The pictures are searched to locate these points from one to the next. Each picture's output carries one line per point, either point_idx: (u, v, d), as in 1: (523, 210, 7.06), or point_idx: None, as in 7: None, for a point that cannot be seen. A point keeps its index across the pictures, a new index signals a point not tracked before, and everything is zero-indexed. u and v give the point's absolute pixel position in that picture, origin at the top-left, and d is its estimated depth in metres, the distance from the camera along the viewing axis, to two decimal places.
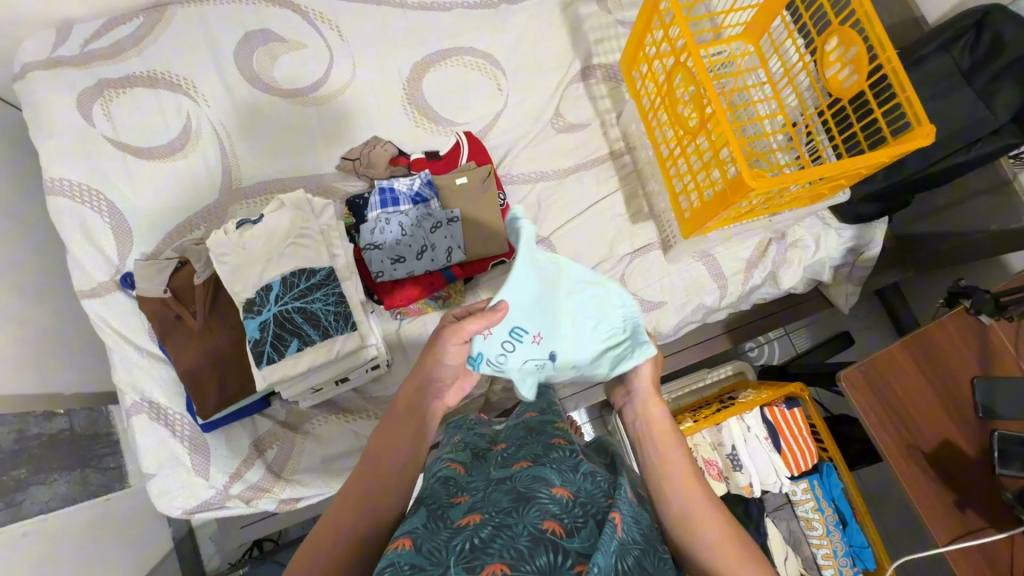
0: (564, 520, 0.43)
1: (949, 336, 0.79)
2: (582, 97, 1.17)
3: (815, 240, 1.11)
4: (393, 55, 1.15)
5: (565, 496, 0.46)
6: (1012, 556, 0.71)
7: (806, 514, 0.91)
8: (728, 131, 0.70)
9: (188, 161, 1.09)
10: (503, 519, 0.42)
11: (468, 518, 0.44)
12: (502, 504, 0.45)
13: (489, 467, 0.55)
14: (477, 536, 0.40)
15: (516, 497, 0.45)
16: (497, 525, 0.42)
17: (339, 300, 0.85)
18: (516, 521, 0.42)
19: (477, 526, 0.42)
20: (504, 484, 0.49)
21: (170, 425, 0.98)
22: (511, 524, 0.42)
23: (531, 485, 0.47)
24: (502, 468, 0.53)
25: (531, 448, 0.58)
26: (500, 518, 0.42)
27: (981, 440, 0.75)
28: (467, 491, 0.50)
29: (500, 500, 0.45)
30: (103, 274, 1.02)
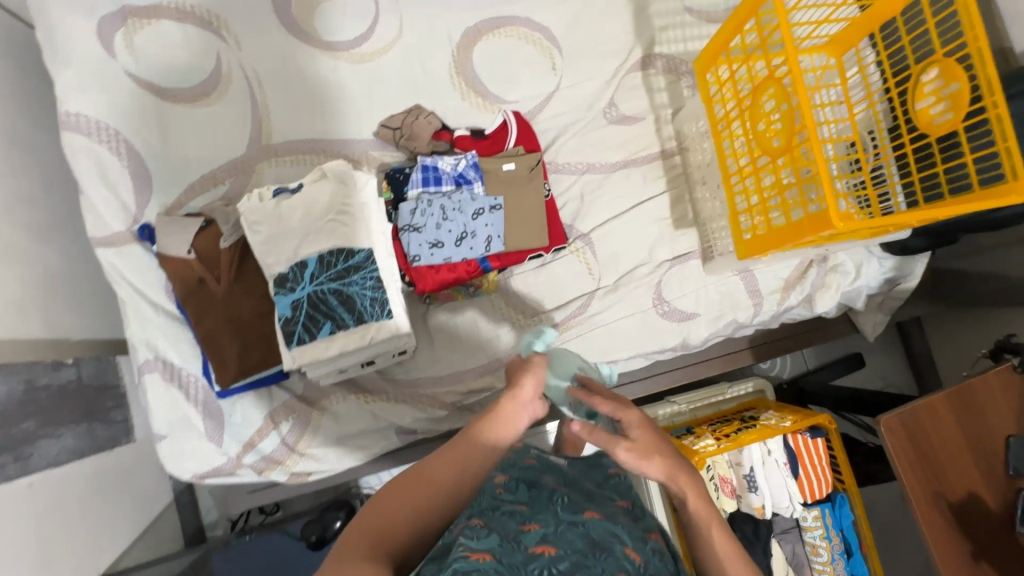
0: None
1: (990, 391, 0.79)
2: (639, 87, 1.10)
3: (857, 267, 1.09)
4: (443, 16, 1.07)
5: (635, 559, 0.52)
6: None
7: (813, 540, 0.93)
8: (821, 163, 0.67)
9: (216, 108, 1.01)
10: (581, 560, 0.48)
11: (542, 548, 0.50)
12: (578, 546, 0.51)
13: (555, 506, 0.59)
14: (559, 570, 0.46)
15: (592, 545, 0.51)
16: (578, 566, 0.47)
17: (377, 284, 0.81)
18: (594, 565, 0.48)
19: (555, 559, 0.48)
20: (576, 527, 0.54)
21: (184, 388, 0.95)
22: (588, 566, 0.48)
23: (608, 540, 0.53)
24: (571, 511, 0.58)
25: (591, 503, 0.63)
26: (579, 558, 0.48)
27: (1005, 498, 0.77)
28: (537, 521, 0.55)
29: (576, 543, 0.51)
30: (120, 223, 0.96)
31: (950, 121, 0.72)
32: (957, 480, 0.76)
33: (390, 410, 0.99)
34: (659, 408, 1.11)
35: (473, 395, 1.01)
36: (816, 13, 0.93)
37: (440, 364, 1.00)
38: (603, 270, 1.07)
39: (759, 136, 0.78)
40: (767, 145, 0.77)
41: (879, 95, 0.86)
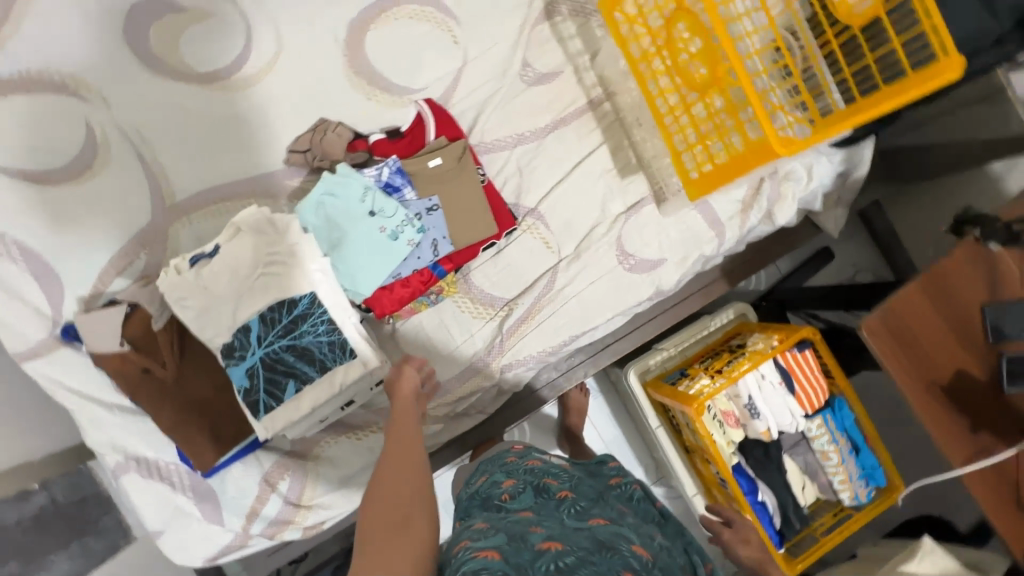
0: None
1: (960, 269, 0.79)
2: (549, 40, 1.03)
3: (807, 171, 1.07)
4: (322, 15, 0.97)
5: (643, 556, 0.51)
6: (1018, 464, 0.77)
7: (822, 447, 0.95)
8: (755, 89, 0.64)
9: (104, 179, 0.91)
10: (587, 556, 0.47)
11: (547, 544, 0.49)
12: (583, 544, 0.50)
13: (561, 514, 0.57)
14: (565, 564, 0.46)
15: (599, 544, 0.50)
16: (584, 562, 0.46)
17: (330, 327, 0.76)
18: (600, 560, 0.47)
19: (561, 554, 0.47)
20: (582, 530, 0.53)
21: (167, 479, 0.90)
22: (594, 562, 0.47)
23: (614, 539, 0.52)
24: (577, 517, 0.56)
25: (600, 507, 0.62)
26: (584, 553, 0.48)
27: (990, 362, 0.79)
28: (540, 523, 0.54)
29: (581, 542, 0.50)
30: (40, 331, 0.87)
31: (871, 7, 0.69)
32: (942, 361, 0.78)
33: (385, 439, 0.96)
34: (648, 360, 1.11)
35: (463, 402, 0.98)
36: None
37: None
38: (560, 241, 1.03)
39: (682, 74, 0.78)
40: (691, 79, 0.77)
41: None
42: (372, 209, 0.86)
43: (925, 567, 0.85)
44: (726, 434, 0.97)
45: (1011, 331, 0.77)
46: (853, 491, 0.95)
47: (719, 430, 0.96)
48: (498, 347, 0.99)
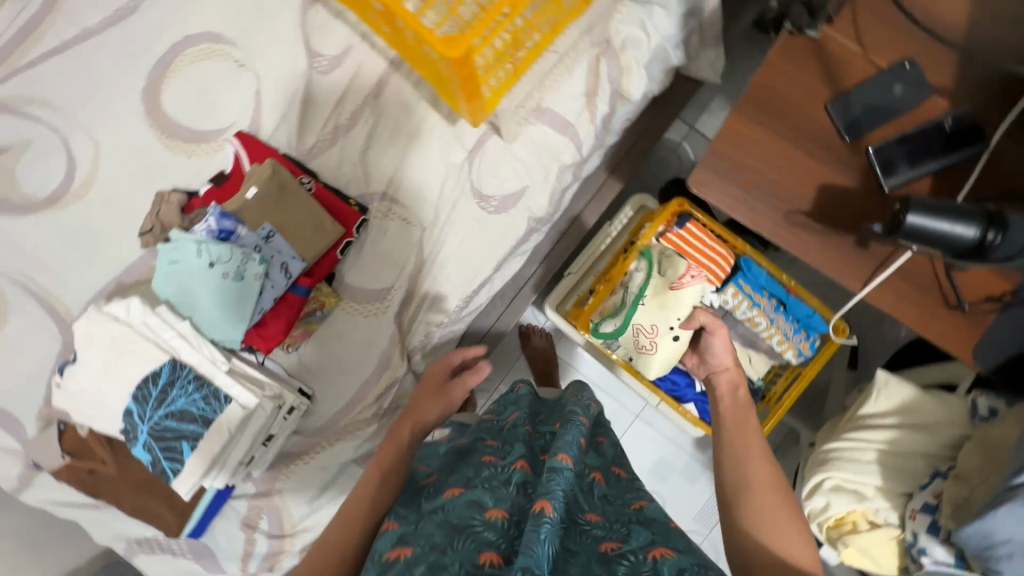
0: (499, 546, 0.48)
1: (786, 74, 0.67)
2: (328, 17, 0.99)
3: (643, 29, 0.95)
4: (119, 97, 1.00)
5: (498, 517, 0.52)
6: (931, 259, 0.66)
7: (746, 315, 0.87)
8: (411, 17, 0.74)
9: (12, 322, 1.01)
10: (437, 559, 0.48)
11: (400, 554, 0.53)
12: (435, 540, 0.51)
13: (423, 503, 0.62)
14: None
15: (450, 535, 0.51)
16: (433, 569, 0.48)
17: (199, 382, 0.82)
18: (449, 557, 0.48)
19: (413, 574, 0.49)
20: (437, 516, 0.56)
21: (168, 548, 1.01)
22: (445, 565, 0.47)
23: (467, 516, 0.53)
24: (433, 500, 0.60)
25: (466, 471, 0.63)
26: (433, 558, 0.49)
27: (858, 164, 0.67)
28: (398, 520, 0.60)
29: (435, 535, 0.52)
30: (15, 466, 1.00)
31: None
32: (799, 185, 0.68)
33: (335, 453, 1.02)
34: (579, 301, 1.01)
35: (386, 396, 1.01)
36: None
37: (339, 391, 1.00)
38: (418, 211, 1.00)
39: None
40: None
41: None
42: (212, 261, 0.89)
43: (884, 403, 0.76)
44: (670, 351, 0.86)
45: (864, 120, 0.66)
46: (797, 347, 0.86)
47: (670, 341, 0.85)
48: (397, 336, 1.00)
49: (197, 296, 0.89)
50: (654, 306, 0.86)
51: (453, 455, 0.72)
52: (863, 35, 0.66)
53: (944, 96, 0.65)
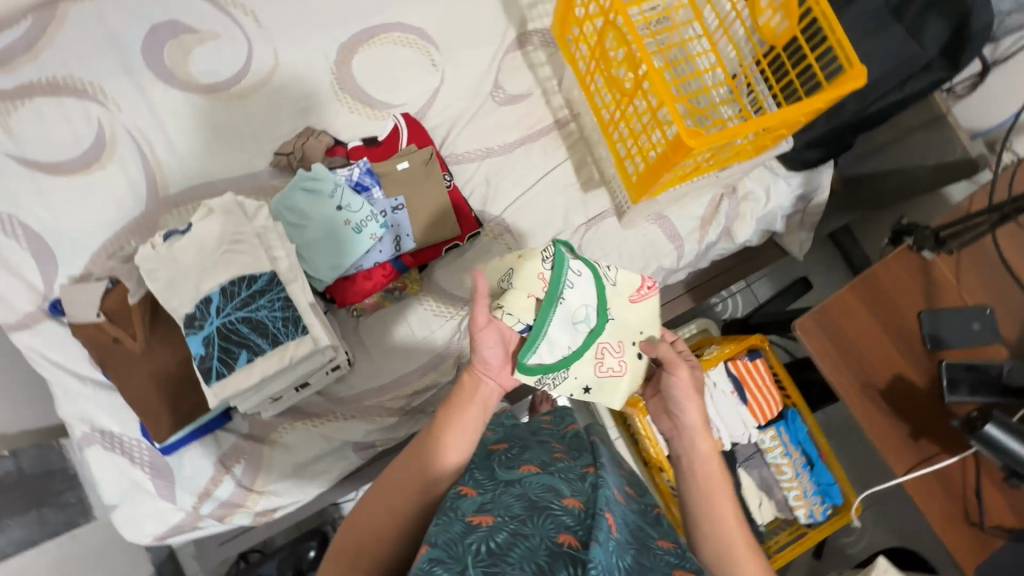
0: (577, 530, 0.48)
1: (896, 277, 0.80)
2: (521, 66, 1.14)
3: (765, 191, 1.11)
4: (317, 37, 1.09)
5: (576, 508, 0.52)
6: (966, 475, 0.76)
7: (775, 460, 0.94)
8: (663, 90, 0.71)
9: (106, 172, 1.01)
10: (519, 528, 0.48)
11: (480, 519, 0.51)
12: (515, 511, 0.51)
13: (495, 468, 0.64)
14: (494, 538, 0.47)
15: (530, 510, 0.51)
16: (516, 536, 0.47)
17: (286, 304, 0.82)
18: (532, 532, 0.48)
19: (492, 531, 0.48)
20: (514, 488, 0.56)
21: (128, 453, 0.94)
22: (526, 535, 0.47)
23: (545, 498, 0.53)
24: (508, 470, 0.62)
25: (537, 456, 0.65)
26: (516, 526, 0.48)
27: (930, 370, 0.78)
28: (475, 487, 0.59)
29: (512, 507, 0.52)
30: (29, 304, 0.95)
31: (789, 29, 0.78)
32: (879, 366, 0.79)
33: (343, 429, 0.99)
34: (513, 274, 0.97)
35: (420, 395, 1.01)
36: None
37: (380, 370, 1.00)
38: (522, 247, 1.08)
39: (615, 80, 0.81)
40: (623, 88, 0.80)
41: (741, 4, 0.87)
42: (340, 205, 0.92)
43: None
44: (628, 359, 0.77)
45: (946, 337, 0.78)
46: (809, 507, 0.92)
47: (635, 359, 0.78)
48: (457, 345, 1.02)
49: (311, 227, 0.92)
50: (568, 313, 0.74)
51: (520, 429, 0.77)
52: (964, 274, 0.79)
53: (1011, 351, 0.78)
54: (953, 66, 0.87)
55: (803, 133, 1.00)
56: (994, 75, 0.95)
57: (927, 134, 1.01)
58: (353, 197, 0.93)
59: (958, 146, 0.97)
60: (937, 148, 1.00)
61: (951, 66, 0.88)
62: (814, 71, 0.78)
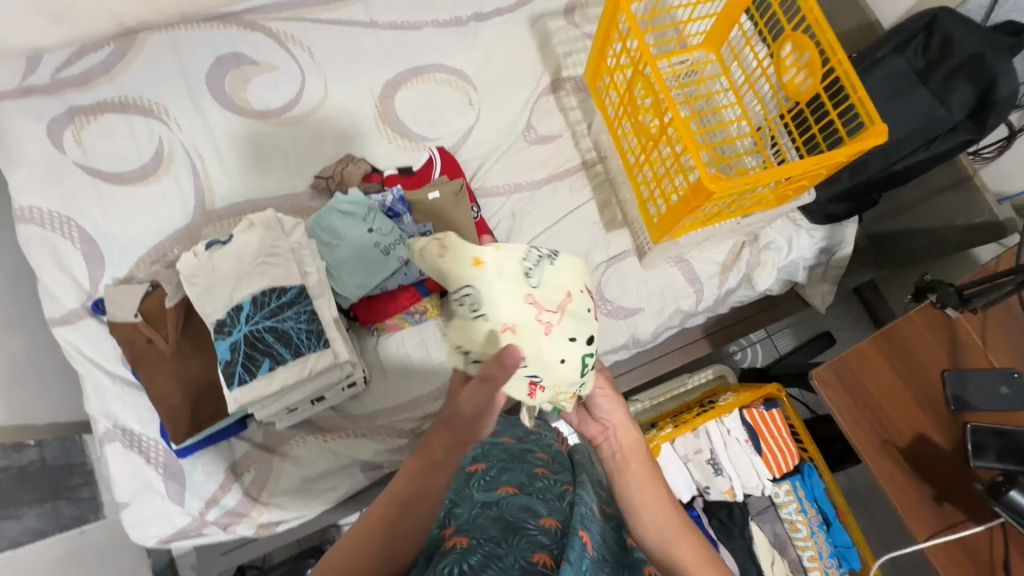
0: (552, 550, 0.51)
1: (919, 333, 0.79)
2: (553, 109, 1.19)
3: (788, 242, 1.12)
4: (365, 73, 1.17)
5: (552, 527, 0.55)
6: (992, 546, 0.72)
7: (790, 517, 0.91)
8: (687, 137, 0.74)
9: (160, 185, 1.08)
10: (493, 550, 0.51)
11: (456, 544, 0.53)
12: (490, 533, 0.54)
13: (472, 491, 0.65)
14: (468, 561, 0.49)
15: (505, 532, 0.53)
16: (490, 558, 0.50)
17: (311, 318, 0.85)
18: (506, 553, 0.50)
19: (467, 554, 0.50)
20: (492, 510, 0.59)
21: (145, 452, 0.96)
22: (500, 556, 0.50)
23: (522, 518, 0.56)
24: (485, 491, 0.63)
25: (516, 475, 0.67)
26: (490, 549, 0.51)
27: (955, 433, 0.76)
28: (454, 520, 0.60)
29: (489, 530, 0.55)
30: (74, 301, 1.01)
31: (811, 86, 0.80)
32: (901, 423, 0.77)
33: (353, 446, 1.00)
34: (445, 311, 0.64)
35: (430, 419, 1.02)
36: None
37: (394, 390, 1.02)
38: None
39: (642, 126, 0.85)
40: (649, 133, 0.84)
41: (765, 62, 0.91)
42: (371, 227, 0.95)
43: None
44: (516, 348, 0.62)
45: (972, 401, 0.75)
46: (824, 569, 0.89)
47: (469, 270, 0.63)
48: None
49: (342, 246, 0.95)
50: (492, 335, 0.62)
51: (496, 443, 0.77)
52: (989, 335, 0.78)
53: None
54: (978, 129, 0.88)
55: (826, 187, 1.02)
56: (1020, 140, 0.96)
57: (955, 194, 1.01)
58: (386, 222, 0.96)
59: (983, 207, 0.97)
60: (965, 209, 1.00)
61: (976, 129, 0.88)
62: (835, 126, 0.80)
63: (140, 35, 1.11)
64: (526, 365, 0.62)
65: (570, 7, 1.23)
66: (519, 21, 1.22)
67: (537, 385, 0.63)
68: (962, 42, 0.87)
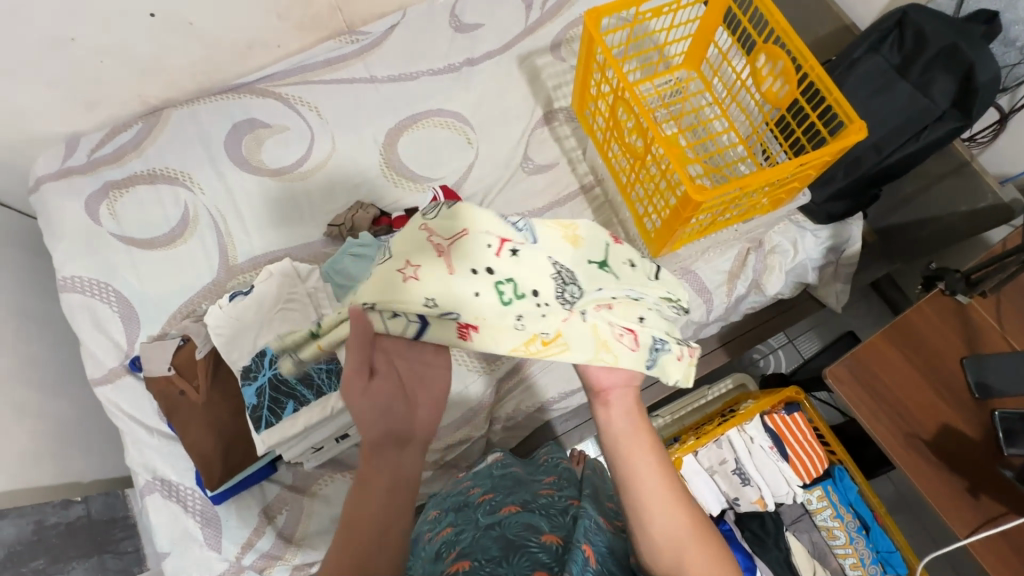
0: (551, 567, 0.53)
1: (929, 321, 0.78)
2: (548, 138, 1.24)
3: (793, 244, 1.12)
4: (368, 124, 1.25)
5: (553, 544, 0.57)
6: None
7: (826, 523, 0.89)
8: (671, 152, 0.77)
9: (187, 245, 1.16)
10: (493, 569, 0.53)
11: (459, 567, 0.56)
12: (492, 553, 0.56)
13: (477, 516, 0.66)
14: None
15: (506, 550, 0.56)
16: None
17: (330, 357, 0.89)
18: (504, 570, 0.53)
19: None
20: (494, 530, 0.61)
21: (182, 501, 1.00)
22: None
23: (524, 536, 0.58)
24: (489, 514, 0.65)
25: (520, 496, 0.70)
26: (489, 568, 0.53)
27: (983, 421, 0.73)
28: (457, 541, 0.62)
29: (490, 549, 0.57)
30: (113, 360, 1.07)
31: (789, 92, 0.83)
32: (924, 416, 0.75)
33: None
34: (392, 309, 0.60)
35: (453, 450, 1.02)
36: (664, 19, 1.02)
37: None
38: None
39: (629, 146, 0.88)
40: (636, 151, 0.87)
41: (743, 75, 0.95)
42: None
43: None
44: (396, 295, 0.61)
45: (996, 386, 0.73)
46: None
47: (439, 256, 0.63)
48: (490, 398, 1.04)
49: None
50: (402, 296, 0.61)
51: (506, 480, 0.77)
52: (1007, 318, 0.76)
53: None
54: (965, 115, 0.89)
55: (824, 186, 1.03)
56: (1013, 121, 0.96)
57: (956, 181, 1.01)
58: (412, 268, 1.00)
59: (987, 192, 0.97)
60: (968, 194, 1.00)
61: (963, 115, 0.89)
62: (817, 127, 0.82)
63: (163, 112, 1.21)
64: (440, 308, 0.61)
65: (556, 43, 1.30)
66: (509, 61, 1.29)
67: (466, 327, 0.62)
68: (935, 35, 0.89)
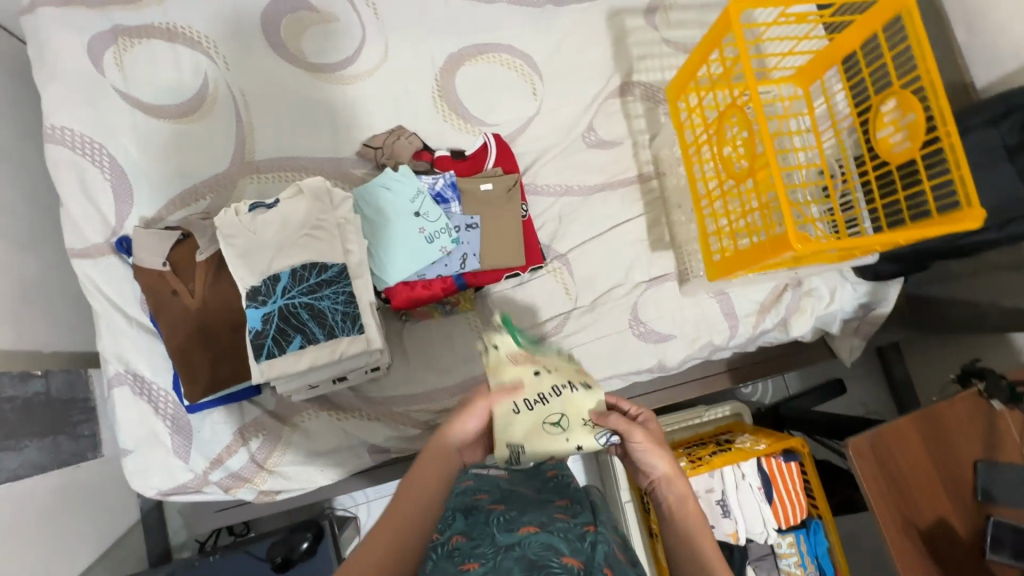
0: None
1: (958, 416, 0.79)
2: (617, 113, 1.14)
3: (830, 292, 1.10)
4: (428, 41, 1.11)
5: (575, 566, 0.55)
6: None
7: (788, 568, 0.93)
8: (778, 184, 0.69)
9: (200, 125, 1.03)
10: None
11: None
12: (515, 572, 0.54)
13: (493, 532, 0.65)
14: None
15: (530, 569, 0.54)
16: None
17: (349, 300, 0.82)
18: None
19: None
20: (514, 548, 0.60)
21: (153, 402, 0.94)
22: None
23: (545, 555, 0.57)
24: (506, 532, 0.64)
25: (535, 514, 0.70)
26: None
27: (975, 522, 0.76)
28: (477, 557, 0.59)
29: (512, 568, 0.55)
30: (97, 236, 0.96)
31: (908, 149, 0.75)
32: (927, 506, 0.76)
33: (363, 429, 0.98)
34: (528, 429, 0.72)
35: (446, 414, 1.00)
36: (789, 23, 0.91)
37: (414, 379, 1.00)
38: (580, 291, 1.07)
39: (724, 161, 0.80)
40: (733, 169, 0.79)
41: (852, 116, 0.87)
42: (418, 211, 0.93)
43: None
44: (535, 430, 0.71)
45: (999, 495, 0.75)
46: None
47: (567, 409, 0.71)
48: None
49: (383, 226, 0.93)
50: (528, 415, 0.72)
51: (518, 493, 0.77)
52: None
53: None
54: None
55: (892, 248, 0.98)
56: None
57: None
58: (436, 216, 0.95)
59: None
60: None
61: None
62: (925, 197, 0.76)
63: None
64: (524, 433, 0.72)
65: (652, 6, 1.16)
66: (597, 13, 1.15)
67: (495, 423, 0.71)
68: None
